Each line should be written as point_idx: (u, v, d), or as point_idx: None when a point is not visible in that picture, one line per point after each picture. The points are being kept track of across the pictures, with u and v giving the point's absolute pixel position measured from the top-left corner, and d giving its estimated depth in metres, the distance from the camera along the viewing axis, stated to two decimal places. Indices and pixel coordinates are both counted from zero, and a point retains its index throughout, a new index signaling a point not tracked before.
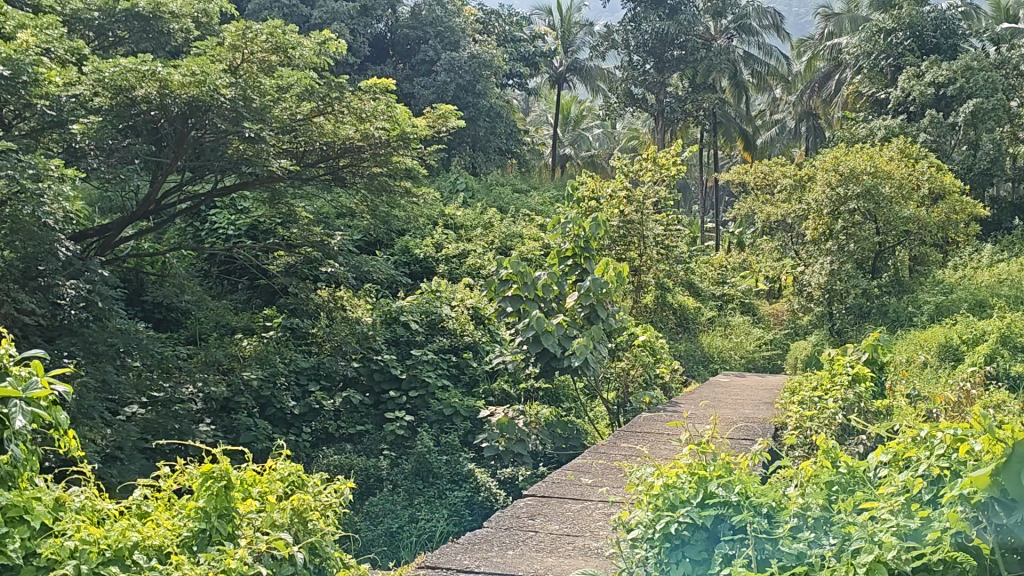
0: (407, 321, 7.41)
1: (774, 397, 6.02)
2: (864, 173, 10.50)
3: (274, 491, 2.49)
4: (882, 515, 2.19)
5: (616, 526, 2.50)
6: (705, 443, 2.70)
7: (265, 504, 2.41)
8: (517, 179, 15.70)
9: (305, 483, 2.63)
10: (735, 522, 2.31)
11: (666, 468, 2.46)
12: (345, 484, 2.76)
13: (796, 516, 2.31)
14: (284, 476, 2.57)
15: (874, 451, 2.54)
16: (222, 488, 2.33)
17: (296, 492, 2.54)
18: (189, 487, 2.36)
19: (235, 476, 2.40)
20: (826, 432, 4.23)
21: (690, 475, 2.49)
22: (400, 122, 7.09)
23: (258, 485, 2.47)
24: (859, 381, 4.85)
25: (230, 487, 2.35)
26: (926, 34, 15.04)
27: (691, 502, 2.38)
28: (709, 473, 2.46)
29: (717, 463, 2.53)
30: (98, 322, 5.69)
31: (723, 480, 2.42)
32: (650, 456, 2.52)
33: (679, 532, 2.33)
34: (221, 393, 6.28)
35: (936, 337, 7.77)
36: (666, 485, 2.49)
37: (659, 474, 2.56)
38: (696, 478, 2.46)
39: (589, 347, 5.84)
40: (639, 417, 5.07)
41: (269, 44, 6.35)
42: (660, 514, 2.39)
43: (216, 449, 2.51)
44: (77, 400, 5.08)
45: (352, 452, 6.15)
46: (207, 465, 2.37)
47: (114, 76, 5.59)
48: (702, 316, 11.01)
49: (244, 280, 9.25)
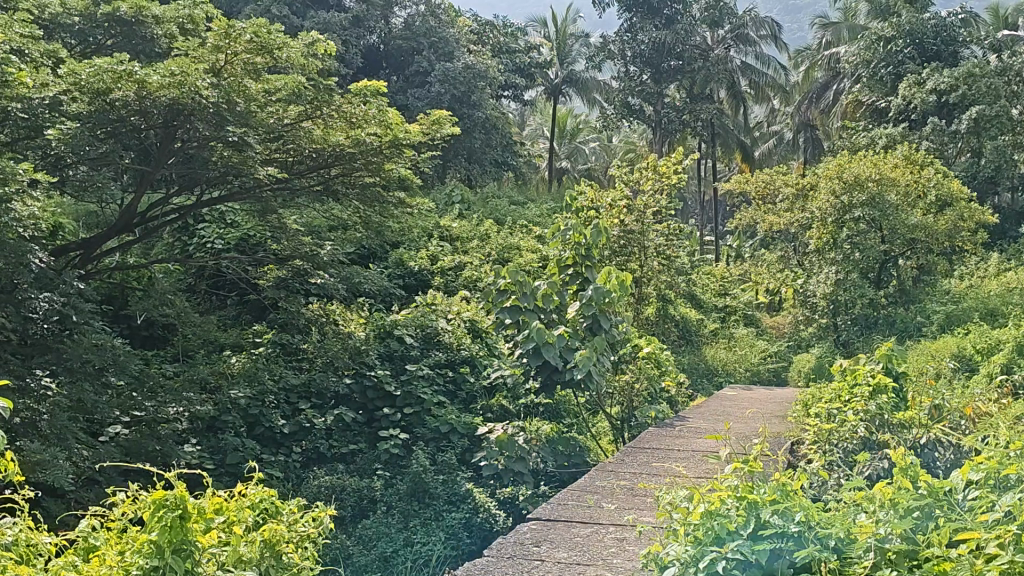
0: (401, 335, 7.15)
1: (786, 411, 5.77)
2: (869, 180, 10.27)
3: (242, 521, 2.17)
4: (985, 550, 2.03)
5: (650, 560, 2.35)
6: (749, 464, 2.57)
7: (231, 536, 2.11)
8: (513, 191, 15.48)
9: (279, 511, 2.34)
10: (796, 558, 2.18)
11: (711, 492, 2.33)
12: (326, 512, 2.44)
13: (872, 549, 2.16)
14: (254, 504, 2.27)
15: (962, 470, 2.39)
16: (176, 517, 1.99)
17: (268, 522, 2.25)
18: (141, 517, 2.04)
19: (194, 504, 2.08)
20: (850, 448, 4.00)
21: (736, 500, 2.35)
22: (392, 126, 6.80)
23: (224, 514, 2.17)
24: (880, 392, 4.61)
25: (187, 518, 2.00)
26: (926, 42, 14.81)
27: (741, 531, 2.26)
28: (759, 497, 2.34)
29: (766, 486, 2.41)
30: (73, 336, 5.39)
31: (778, 506, 2.29)
32: (693, 479, 2.38)
33: (729, 569, 2.18)
34: (207, 412, 5.93)
35: (949, 348, 7.50)
36: (709, 511, 2.36)
37: (699, 499, 2.42)
38: (743, 503, 2.33)
39: (592, 359, 5.52)
40: (644, 433, 4.79)
41: (255, 46, 5.94)
42: (704, 549, 2.24)
43: (171, 473, 2.19)
44: (50, 420, 4.75)
45: (344, 473, 5.87)
46: (159, 491, 2.02)
47: (89, 77, 5.38)
48: (705, 328, 10.77)
49: (234, 294, 8.97)
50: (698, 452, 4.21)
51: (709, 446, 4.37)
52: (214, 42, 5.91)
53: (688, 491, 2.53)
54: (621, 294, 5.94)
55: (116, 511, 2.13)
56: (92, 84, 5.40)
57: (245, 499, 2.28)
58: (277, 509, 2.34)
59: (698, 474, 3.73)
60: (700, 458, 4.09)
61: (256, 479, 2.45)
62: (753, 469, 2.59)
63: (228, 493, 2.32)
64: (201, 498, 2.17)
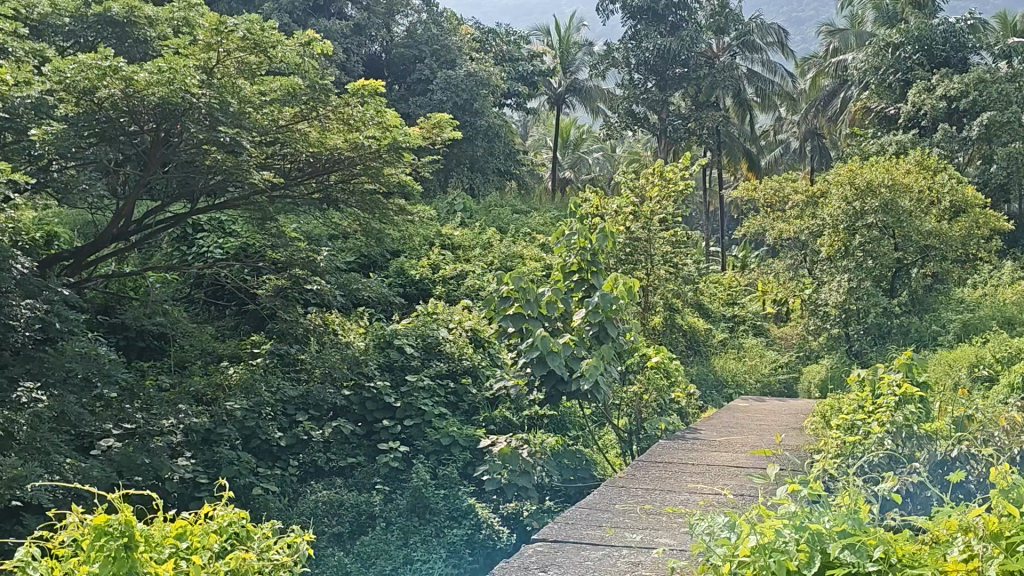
0: (401, 345, 6.94)
1: (801, 423, 5.55)
2: (881, 186, 10.07)
3: (207, 548, 1.94)
4: None
5: None
6: (807, 490, 2.34)
7: (189, 565, 1.85)
8: (516, 200, 15.29)
9: (250, 536, 2.08)
10: None
11: (768, 522, 2.11)
12: (306, 536, 2.18)
13: None
14: (221, 528, 2.03)
15: None
16: (121, 547, 1.78)
17: (235, 548, 1.99)
18: (82, 548, 1.83)
19: (145, 530, 1.86)
20: (873, 461, 3.75)
21: (794, 531, 2.12)
22: (391, 130, 6.54)
23: (186, 540, 1.93)
24: (906, 401, 4.37)
25: (133, 545, 1.79)
26: (936, 48, 14.58)
27: (804, 570, 2.03)
28: (822, 529, 2.10)
29: (830, 515, 2.17)
30: (57, 346, 5.14)
31: (847, 540, 2.05)
32: (748, 507, 2.15)
33: None
34: (202, 424, 5.70)
35: (967, 358, 7.26)
36: (762, 545, 2.13)
37: (751, 530, 2.18)
38: (804, 534, 2.11)
39: (599, 369, 5.30)
40: (654, 447, 4.54)
41: (248, 43, 5.73)
42: None
43: (120, 494, 1.98)
44: (30, 432, 4.52)
45: (342, 488, 5.64)
46: (103, 516, 1.82)
47: (73, 74, 5.17)
48: (713, 338, 10.53)
49: (232, 304, 8.73)
50: (715, 468, 3.97)
51: (726, 461, 4.13)
52: (206, 41, 5.71)
53: (733, 520, 2.30)
54: (629, 301, 5.71)
55: (59, 539, 1.91)
56: (77, 83, 5.19)
57: (212, 522, 2.04)
58: (248, 533, 2.10)
59: (716, 490, 3.48)
60: (719, 473, 3.84)
61: (228, 500, 2.21)
62: (810, 495, 2.36)
63: (196, 516, 2.10)
64: (160, 524, 1.95)
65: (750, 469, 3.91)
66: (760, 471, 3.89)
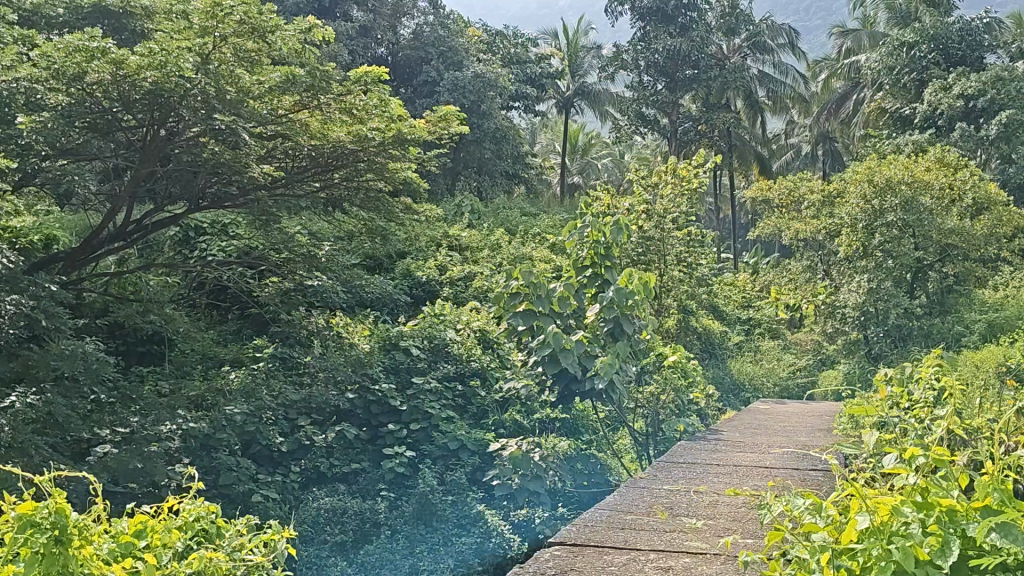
0: (408, 347, 6.71)
1: (826, 424, 5.30)
2: (901, 184, 9.81)
3: (169, 544, 1.69)
4: None
5: None
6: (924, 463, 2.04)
7: (146, 567, 1.60)
8: (525, 204, 15.07)
9: (219, 535, 1.83)
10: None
11: (885, 502, 1.81)
12: (284, 533, 1.92)
13: None
14: (185, 524, 1.78)
15: None
16: (50, 542, 1.51)
17: (200, 548, 1.74)
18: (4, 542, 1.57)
19: (89, 523, 1.62)
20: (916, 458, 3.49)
21: (916, 509, 1.82)
22: (396, 121, 6.30)
23: (145, 538, 1.70)
24: (947, 396, 4.09)
25: (68, 539, 1.54)
26: (951, 46, 14.34)
27: (939, 559, 1.70)
28: (957, 505, 1.80)
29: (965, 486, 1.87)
30: (44, 344, 4.86)
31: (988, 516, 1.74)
32: (856, 483, 1.87)
33: None
34: (200, 429, 5.45)
35: (996, 356, 7.00)
36: (876, 527, 1.82)
37: (861, 507, 1.87)
38: (928, 515, 1.81)
39: (614, 367, 5.04)
40: (675, 446, 4.27)
41: (246, 27, 5.45)
42: None
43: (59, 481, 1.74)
44: (11, 431, 4.26)
45: (346, 495, 5.40)
46: (30, 504, 1.56)
47: (60, 58, 4.95)
48: (730, 341, 10.27)
49: (234, 308, 8.50)
50: (743, 468, 3.70)
51: (755, 461, 3.87)
52: (201, 24, 5.43)
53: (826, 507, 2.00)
54: (645, 296, 5.42)
55: None
56: (67, 69, 4.96)
57: (174, 519, 1.80)
58: (218, 530, 1.85)
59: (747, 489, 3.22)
60: (748, 473, 3.56)
61: (193, 493, 1.96)
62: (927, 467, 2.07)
63: (158, 510, 1.85)
64: (115, 520, 1.71)
65: (782, 469, 3.64)
66: (791, 471, 3.62)
